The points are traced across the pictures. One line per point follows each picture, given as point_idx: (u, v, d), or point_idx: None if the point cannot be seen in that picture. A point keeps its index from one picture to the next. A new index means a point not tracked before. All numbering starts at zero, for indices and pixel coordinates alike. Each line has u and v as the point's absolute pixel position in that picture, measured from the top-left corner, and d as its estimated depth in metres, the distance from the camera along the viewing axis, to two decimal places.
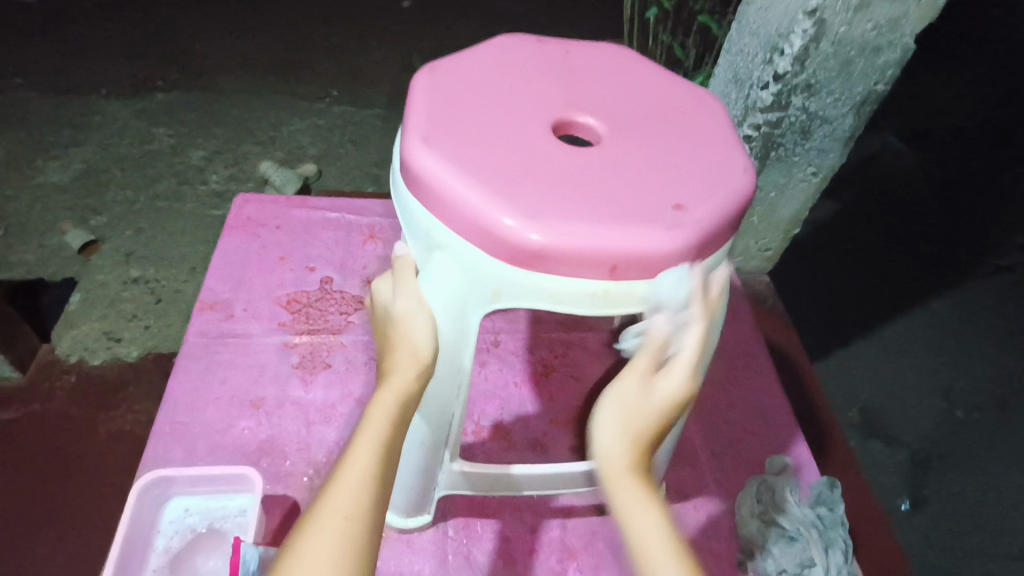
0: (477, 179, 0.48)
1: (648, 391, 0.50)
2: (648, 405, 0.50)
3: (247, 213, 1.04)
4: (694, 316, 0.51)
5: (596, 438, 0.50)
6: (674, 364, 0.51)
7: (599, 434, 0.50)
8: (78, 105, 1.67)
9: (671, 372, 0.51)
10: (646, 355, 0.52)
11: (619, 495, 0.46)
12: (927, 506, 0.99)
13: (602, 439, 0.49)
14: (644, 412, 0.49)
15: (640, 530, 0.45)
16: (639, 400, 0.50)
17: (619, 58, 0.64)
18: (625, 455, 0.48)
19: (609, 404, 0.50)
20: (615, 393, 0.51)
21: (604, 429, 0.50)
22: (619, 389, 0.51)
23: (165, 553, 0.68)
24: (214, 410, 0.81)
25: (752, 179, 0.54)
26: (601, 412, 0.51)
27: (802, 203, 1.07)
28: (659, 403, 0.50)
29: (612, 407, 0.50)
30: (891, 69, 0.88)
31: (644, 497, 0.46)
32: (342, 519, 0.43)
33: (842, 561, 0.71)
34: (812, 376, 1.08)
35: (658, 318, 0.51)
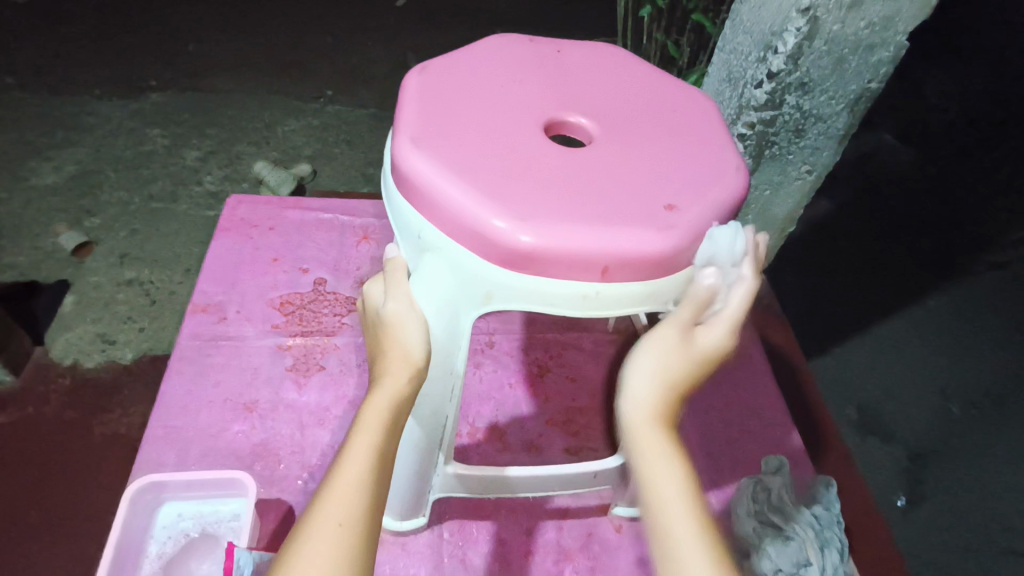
0: (467, 180, 0.48)
1: (687, 341, 0.49)
2: (687, 355, 0.49)
3: (240, 214, 1.04)
4: (746, 274, 0.50)
5: (628, 382, 0.49)
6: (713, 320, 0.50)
7: (632, 377, 0.49)
8: (70, 106, 1.66)
9: (710, 326, 0.50)
10: (689, 305, 0.50)
11: (648, 445, 0.46)
12: (925, 504, 0.99)
13: (636, 385, 0.48)
14: (682, 361, 0.48)
15: (663, 483, 0.44)
16: (678, 347, 0.49)
17: (611, 57, 0.64)
18: (657, 404, 0.47)
19: (647, 347, 0.49)
20: (653, 337, 0.49)
21: (638, 371, 0.49)
22: (660, 334, 0.49)
23: (158, 558, 0.68)
24: (208, 413, 0.80)
25: (745, 179, 0.53)
26: (639, 352, 0.49)
27: (797, 201, 1.07)
28: (695, 353, 0.49)
29: (650, 350, 0.49)
30: (884, 67, 0.88)
31: (670, 450, 0.46)
32: (335, 527, 0.42)
33: (838, 561, 0.72)
34: (807, 375, 1.08)
35: (709, 271, 0.50)
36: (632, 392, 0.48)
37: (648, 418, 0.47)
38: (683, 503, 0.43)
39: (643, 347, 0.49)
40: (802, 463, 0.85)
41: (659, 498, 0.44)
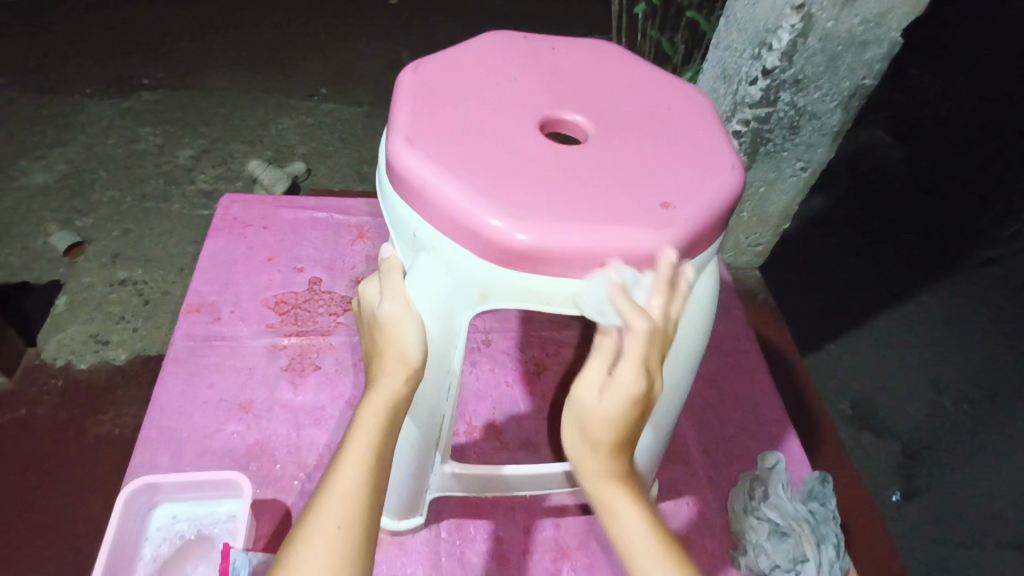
0: (462, 178, 0.47)
1: (598, 402, 0.48)
2: (602, 416, 0.47)
3: (233, 213, 1.03)
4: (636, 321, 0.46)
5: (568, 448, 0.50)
6: (621, 364, 0.47)
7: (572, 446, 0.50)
8: (61, 104, 1.65)
9: (619, 371, 0.46)
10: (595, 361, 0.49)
11: (602, 499, 0.48)
12: (919, 499, 1.00)
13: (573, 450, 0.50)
14: (603, 423, 0.47)
15: (625, 531, 0.47)
16: (595, 413, 0.48)
17: (607, 55, 0.64)
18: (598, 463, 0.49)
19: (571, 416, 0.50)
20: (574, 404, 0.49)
21: (570, 437, 0.50)
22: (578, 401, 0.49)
23: (153, 561, 0.67)
24: (202, 414, 0.80)
25: (740, 176, 0.53)
26: (567, 421, 0.50)
27: (793, 197, 1.07)
28: (614, 411, 0.47)
29: (574, 419, 0.49)
30: (878, 64, 0.88)
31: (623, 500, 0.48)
32: (334, 530, 0.42)
33: (834, 556, 0.72)
34: (803, 371, 1.08)
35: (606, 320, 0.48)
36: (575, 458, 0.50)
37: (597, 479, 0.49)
38: (647, 545, 0.46)
39: (569, 415, 0.50)
40: (799, 458, 0.85)
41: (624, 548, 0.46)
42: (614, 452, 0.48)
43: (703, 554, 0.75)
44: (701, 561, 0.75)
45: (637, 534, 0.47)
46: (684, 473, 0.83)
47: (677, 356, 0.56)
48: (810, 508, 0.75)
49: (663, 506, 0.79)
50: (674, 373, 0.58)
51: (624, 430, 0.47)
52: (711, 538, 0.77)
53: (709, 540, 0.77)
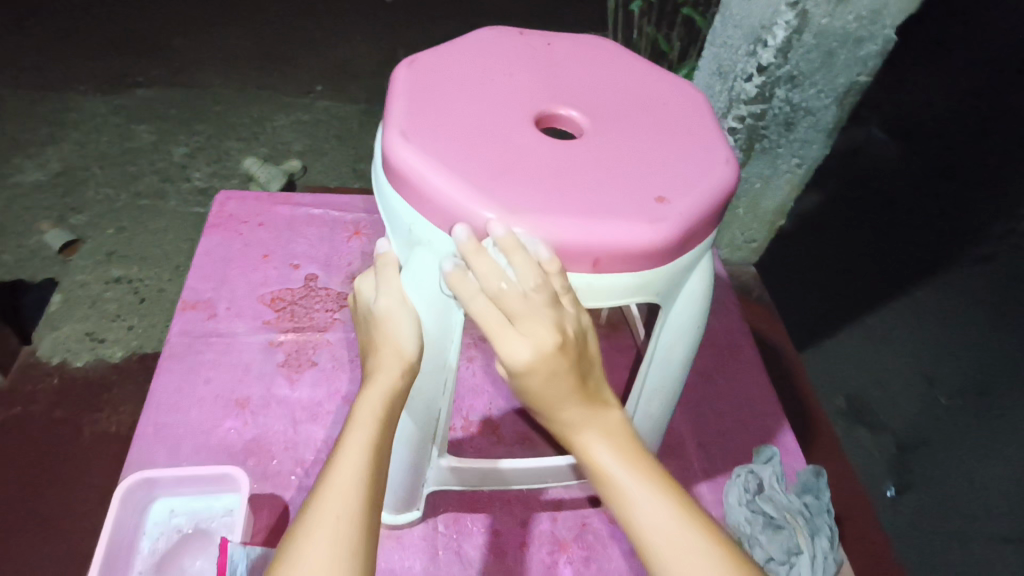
0: (457, 173, 0.48)
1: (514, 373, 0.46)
2: (527, 382, 0.46)
3: (228, 210, 1.03)
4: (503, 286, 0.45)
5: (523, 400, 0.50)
6: (503, 335, 0.45)
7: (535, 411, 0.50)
8: (55, 102, 1.64)
9: (503, 343, 0.45)
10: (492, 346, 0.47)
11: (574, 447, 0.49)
12: (911, 492, 1.05)
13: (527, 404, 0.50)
14: (531, 389, 0.46)
15: (599, 472, 0.48)
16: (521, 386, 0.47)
17: (601, 50, 0.64)
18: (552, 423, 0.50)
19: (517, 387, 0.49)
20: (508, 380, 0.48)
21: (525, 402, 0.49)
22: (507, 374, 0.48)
23: (151, 555, 0.67)
24: (199, 410, 0.80)
25: (735, 171, 0.54)
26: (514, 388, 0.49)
27: (787, 193, 1.08)
28: (527, 378, 0.46)
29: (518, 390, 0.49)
30: (872, 61, 0.89)
31: (586, 449, 0.49)
32: (335, 520, 0.42)
33: (828, 547, 0.73)
34: (797, 367, 1.09)
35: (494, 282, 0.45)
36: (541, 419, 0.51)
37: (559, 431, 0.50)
38: (623, 475, 0.47)
39: (511, 387, 0.49)
40: (794, 451, 0.86)
41: (603, 484, 0.48)
42: (564, 406, 0.48)
43: None
44: None
45: (610, 474, 0.47)
46: (679, 467, 0.83)
47: (671, 349, 0.57)
48: (805, 501, 0.76)
49: None
50: (669, 366, 0.59)
51: (558, 387, 0.46)
52: None
53: None
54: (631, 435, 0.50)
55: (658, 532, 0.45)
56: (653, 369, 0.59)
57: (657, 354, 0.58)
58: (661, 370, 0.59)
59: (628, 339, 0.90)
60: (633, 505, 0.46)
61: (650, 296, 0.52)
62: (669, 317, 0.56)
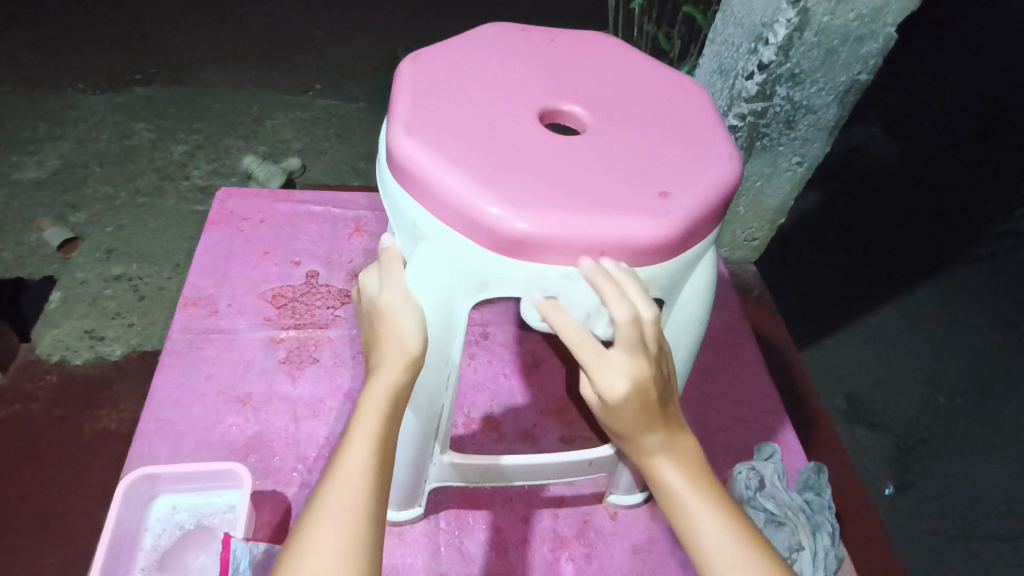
0: (461, 168, 0.48)
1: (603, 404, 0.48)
2: (614, 412, 0.48)
3: (229, 207, 1.03)
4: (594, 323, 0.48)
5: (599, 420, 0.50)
6: (598, 365, 0.47)
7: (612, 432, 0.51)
8: (53, 100, 1.64)
9: (599, 373, 0.47)
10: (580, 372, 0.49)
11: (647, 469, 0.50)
12: (911, 491, 1.01)
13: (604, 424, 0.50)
14: (615, 418, 0.48)
15: (670, 497, 0.48)
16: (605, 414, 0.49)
17: (604, 47, 0.64)
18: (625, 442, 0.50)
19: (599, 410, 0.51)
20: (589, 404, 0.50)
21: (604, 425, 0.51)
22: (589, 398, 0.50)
23: (153, 551, 0.67)
24: (200, 406, 0.80)
25: (738, 167, 0.54)
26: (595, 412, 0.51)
27: (788, 192, 1.08)
28: (615, 408, 0.47)
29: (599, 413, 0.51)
30: (873, 59, 0.89)
31: (659, 473, 0.49)
32: (341, 515, 0.43)
33: (830, 544, 0.73)
34: (798, 365, 1.09)
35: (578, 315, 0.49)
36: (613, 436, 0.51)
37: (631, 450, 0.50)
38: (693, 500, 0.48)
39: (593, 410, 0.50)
40: (795, 448, 0.86)
41: (672, 508, 0.48)
42: (642, 429, 0.49)
43: None
44: None
45: (681, 499, 0.48)
46: None
47: (674, 345, 0.57)
48: (806, 498, 0.77)
49: None
50: (671, 362, 0.59)
51: (640, 413, 0.47)
52: None
53: None
54: (702, 461, 0.50)
55: (727, 561, 0.46)
56: None
57: None
58: None
59: None
60: (702, 531, 0.47)
61: (653, 292, 0.52)
62: (671, 313, 0.56)
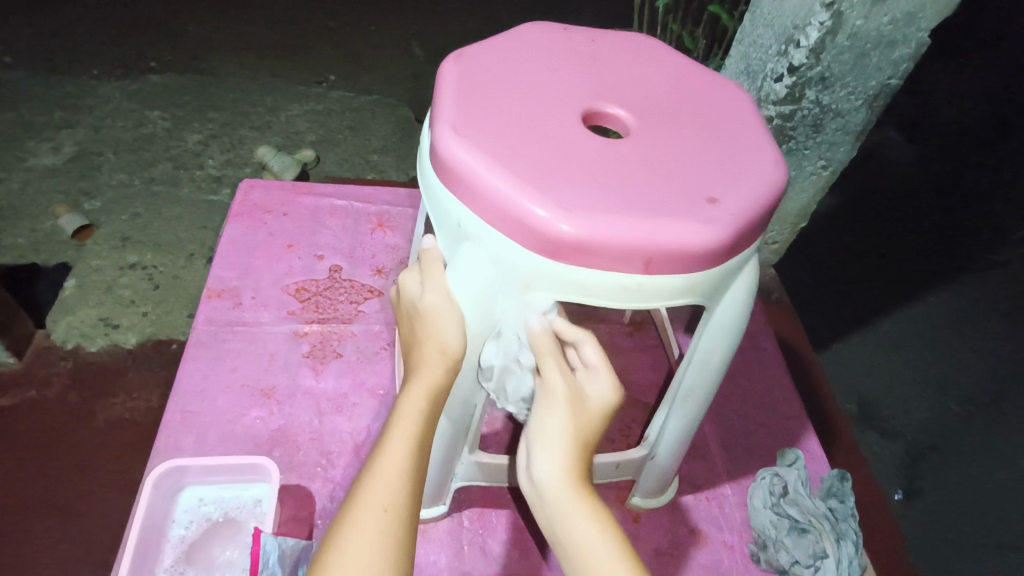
0: (509, 170, 0.47)
1: (578, 402, 0.52)
2: (587, 419, 0.51)
3: (253, 199, 1.02)
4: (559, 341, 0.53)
5: (543, 421, 0.51)
6: (588, 373, 0.53)
7: (541, 449, 0.51)
8: (69, 86, 1.64)
9: (588, 378, 0.53)
10: (553, 368, 0.52)
11: (570, 509, 0.49)
12: (922, 499, 1.00)
13: (545, 427, 0.51)
14: (578, 417, 0.51)
15: (590, 546, 0.47)
16: (568, 407, 0.51)
17: (646, 48, 0.63)
18: (571, 467, 0.50)
19: (534, 426, 0.52)
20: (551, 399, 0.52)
21: (547, 431, 0.51)
22: (557, 396, 0.52)
23: (180, 543, 0.67)
24: (225, 398, 0.80)
25: (783, 173, 0.53)
26: (538, 425, 0.52)
27: (811, 195, 1.06)
28: (586, 404, 0.52)
29: (536, 430, 0.52)
30: (903, 64, 0.88)
31: (595, 511, 0.49)
32: (381, 512, 0.45)
33: (854, 552, 0.72)
34: (818, 372, 1.08)
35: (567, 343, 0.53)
36: (559, 450, 0.50)
37: (568, 481, 0.49)
38: (598, 544, 0.47)
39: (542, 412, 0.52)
40: (818, 456, 0.85)
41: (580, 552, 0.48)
42: (574, 448, 0.50)
43: (723, 548, 0.76)
44: (720, 556, 0.75)
45: (602, 540, 0.47)
46: (703, 467, 0.83)
47: (710, 351, 0.57)
48: (829, 505, 0.76)
49: (683, 499, 0.79)
50: (706, 368, 0.58)
51: (583, 430, 0.51)
52: (730, 533, 0.77)
53: (728, 535, 0.77)
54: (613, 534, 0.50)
55: None
56: (690, 372, 0.59)
57: (695, 358, 0.58)
58: (698, 372, 0.59)
59: (653, 339, 0.93)
60: None
61: (697, 298, 0.51)
62: (711, 320, 0.55)
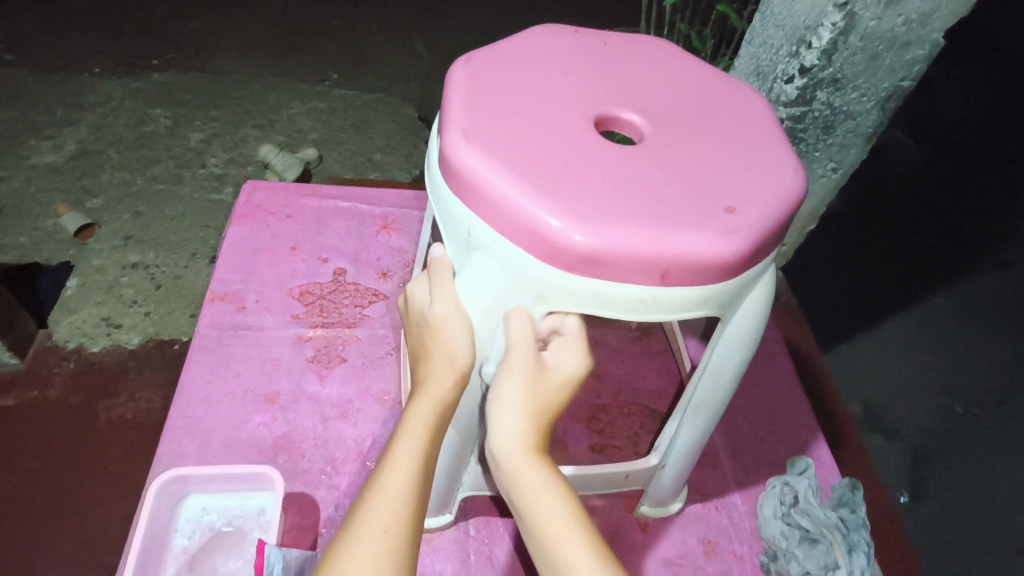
0: (522, 178, 0.46)
1: (542, 373, 0.50)
2: (550, 389, 0.51)
3: (257, 201, 1.01)
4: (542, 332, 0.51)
5: (503, 390, 0.50)
6: (559, 344, 0.52)
7: (498, 417, 0.50)
8: (71, 83, 1.62)
9: (559, 350, 0.52)
10: (522, 342, 0.49)
11: (524, 477, 0.48)
12: (927, 502, 0.99)
13: (507, 396, 0.49)
14: (542, 388, 0.50)
15: (549, 516, 0.47)
16: (531, 378, 0.49)
17: (661, 52, 0.62)
18: (528, 434, 0.50)
19: (493, 392, 0.50)
20: (513, 369, 0.49)
21: (508, 399, 0.49)
22: (521, 367, 0.49)
23: (183, 553, 0.66)
24: (228, 404, 0.79)
25: (802, 181, 0.52)
26: (496, 394, 0.50)
27: (822, 198, 1.04)
28: (551, 375, 0.51)
29: (494, 396, 0.50)
30: (918, 65, 0.86)
31: (550, 479, 0.48)
32: (382, 533, 0.44)
33: (866, 564, 0.70)
34: (827, 376, 1.06)
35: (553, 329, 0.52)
36: (518, 419, 0.50)
37: (524, 449, 0.49)
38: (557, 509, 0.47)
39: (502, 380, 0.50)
40: (828, 464, 0.84)
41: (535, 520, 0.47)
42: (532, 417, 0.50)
43: (732, 559, 0.75)
44: (730, 566, 0.74)
45: (561, 508, 0.47)
46: (712, 475, 0.82)
47: (725, 361, 0.56)
48: (840, 515, 0.75)
49: (692, 508, 0.78)
50: (719, 380, 0.57)
51: (544, 399, 0.50)
52: (740, 543, 0.76)
53: (738, 545, 0.76)
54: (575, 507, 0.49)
55: None
56: (703, 383, 0.58)
57: (709, 367, 0.56)
58: (711, 383, 0.58)
59: (660, 344, 0.91)
60: (571, 558, 0.45)
61: (712, 311, 0.50)
62: (725, 331, 0.54)
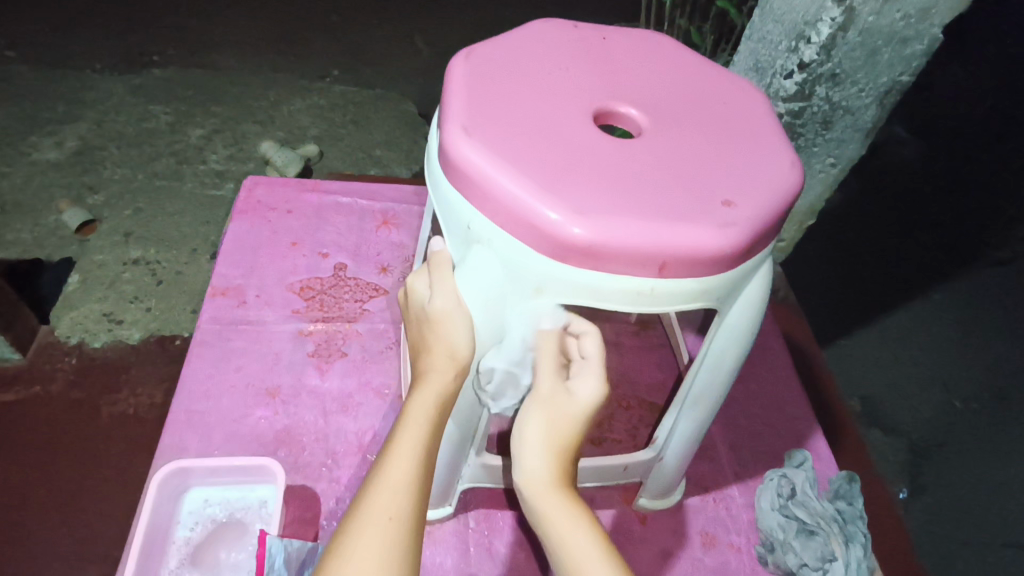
0: (521, 172, 0.46)
1: (561, 403, 0.51)
2: (569, 420, 0.51)
3: (257, 196, 1.02)
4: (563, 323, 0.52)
5: (524, 424, 0.52)
6: (581, 372, 0.52)
7: (522, 445, 0.51)
8: (72, 80, 1.63)
9: (580, 378, 0.52)
10: (546, 373, 0.52)
11: (549, 512, 0.49)
12: (924, 497, 1.00)
13: (527, 429, 0.51)
14: (561, 418, 0.51)
15: (575, 555, 0.47)
16: (549, 409, 0.51)
17: (659, 46, 0.62)
18: (550, 468, 0.50)
19: (517, 426, 0.52)
20: (532, 401, 0.52)
21: (527, 431, 0.51)
22: (541, 398, 0.52)
23: (185, 544, 0.67)
24: (230, 398, 0.80)
25: (799, 174, 0.52)
26: (521, 422, 0.52)
27: (820, 193, 1.04)
28: (571, 404, 0.51)
29: (518, 430, 0.52)
30: (917, 61, 0.87)
31: (576, 513, 0.49)
32: (386, 521, 0.44)
33: (863, 556, 0.71)
34: (825, 371, 1.07)
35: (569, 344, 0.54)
36: (538, 452, 0.51)
37: (546, 483, 0.50)
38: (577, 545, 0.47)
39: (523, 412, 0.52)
40: (826, 457, 0.85)
41: (558, 555, 0.48)
42: (552, 450, 0.51)
43: (730, 551, 0.75)
44: (728, 559, 0.74)
45: (585, 545, 0.47)
46: (710, 469, 0.82)
47: (723, 354, 0.56)
48: (837, 507, 0.75)
49: (690, 501, 0.79)
50: (718, 369, 0.57)
51: (563, 430, 0.51)
52: (737, 535, 0.77)
53: (736, 537, 0.76)
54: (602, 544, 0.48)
55: None
56: (702, 372, 0.58)
57: (707, 357, 0.57)
58: (710, 373, 0.58)
59: (659, 339, 0.92)
60: None
61: (709, 303, 0.50)
62: (725, 321, 0.54)
